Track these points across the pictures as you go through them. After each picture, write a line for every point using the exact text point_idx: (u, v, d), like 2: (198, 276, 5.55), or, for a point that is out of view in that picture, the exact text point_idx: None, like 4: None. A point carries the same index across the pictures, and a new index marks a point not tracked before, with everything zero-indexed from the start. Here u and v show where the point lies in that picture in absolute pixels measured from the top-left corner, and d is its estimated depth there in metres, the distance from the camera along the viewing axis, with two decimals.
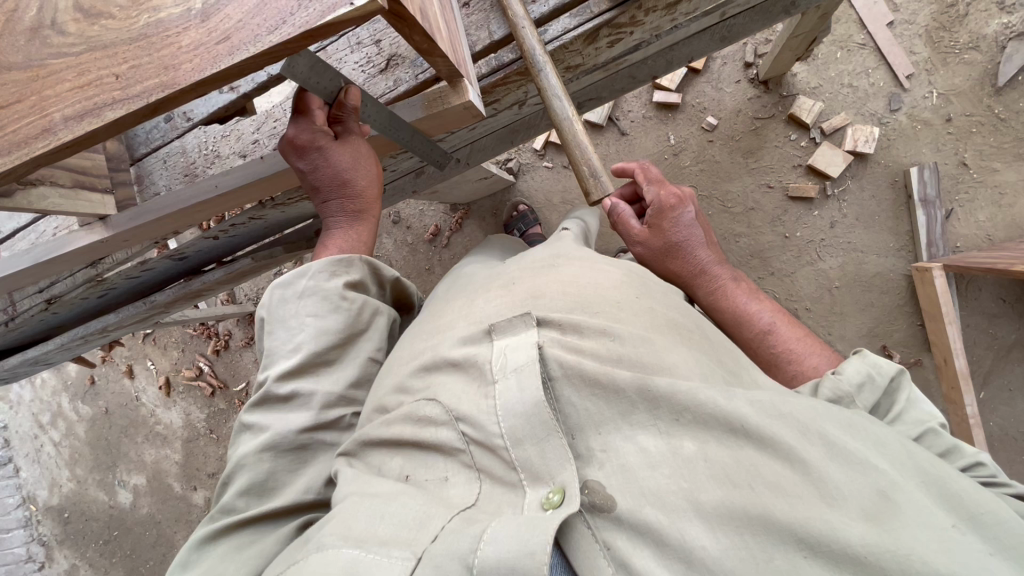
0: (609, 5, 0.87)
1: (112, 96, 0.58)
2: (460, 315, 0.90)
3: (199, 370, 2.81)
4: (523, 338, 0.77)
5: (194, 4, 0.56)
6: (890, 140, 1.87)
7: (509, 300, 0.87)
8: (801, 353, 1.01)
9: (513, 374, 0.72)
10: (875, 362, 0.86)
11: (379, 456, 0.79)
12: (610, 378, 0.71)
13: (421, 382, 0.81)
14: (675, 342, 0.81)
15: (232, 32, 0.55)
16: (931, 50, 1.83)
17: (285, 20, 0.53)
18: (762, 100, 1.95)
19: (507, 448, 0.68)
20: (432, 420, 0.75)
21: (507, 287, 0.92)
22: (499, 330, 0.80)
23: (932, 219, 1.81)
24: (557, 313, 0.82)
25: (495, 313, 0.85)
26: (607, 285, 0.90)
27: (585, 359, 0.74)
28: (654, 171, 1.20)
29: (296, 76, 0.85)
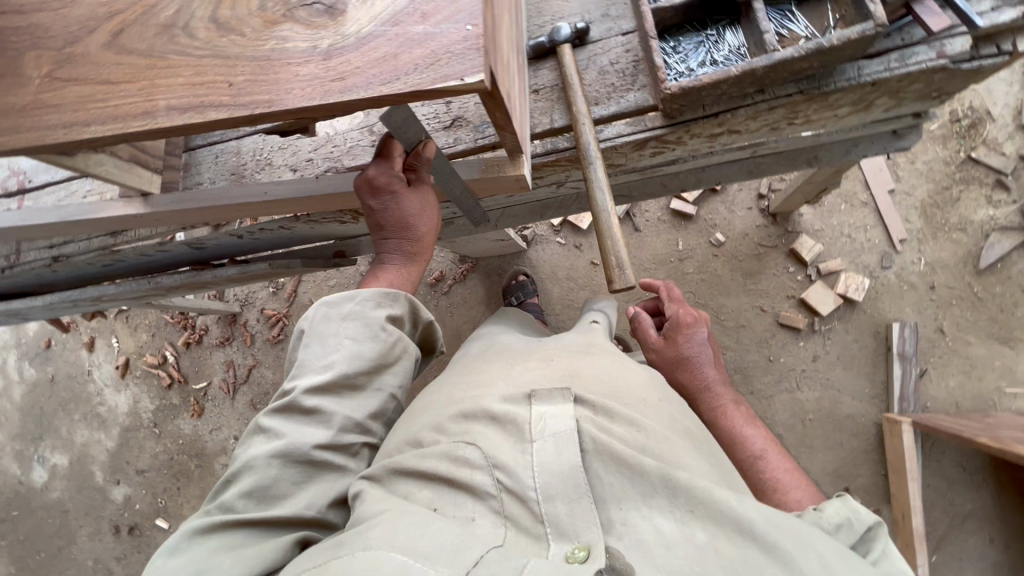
0: (662, 123, 0.96)
1: (222, 102, 0.64)
2: (493, 379, 0.93)
3: (163, 359, 2.71)
4: (562, 411, 0.81)
5: (320, 43, 0.62)
6: (878, 293, 1.99)
7: (547, 372, 0.92)
8: (788, 485, 1.02)
9: (551, 437, 0.77)
10: (855, 509, 0.86)
11: (407, 484, 0.79)
12: (639, 464, 0.74)
13: (460, 428, 0.84)
14: (690, 446, 0.84)
15: (348, 74, 0.60)
16: (925, 223, 2.00)
17: (399, 77, 0.59)
18: (769, 230, 2.09)
19: (539, 501, 0.71)
20: (469, 462, 0.77)
21: (546, 361, 0.96)
22: (538, 397, 0.83)
23: (907, 374, 1.91)
24: (592, 394, 0.86)
25: (535, 380, 0.89)
26: (635, 382, 0.94)
27: (616, 440, 0.76)
28: (678, 292, 1.35)
29: (389, 123, 0.93)
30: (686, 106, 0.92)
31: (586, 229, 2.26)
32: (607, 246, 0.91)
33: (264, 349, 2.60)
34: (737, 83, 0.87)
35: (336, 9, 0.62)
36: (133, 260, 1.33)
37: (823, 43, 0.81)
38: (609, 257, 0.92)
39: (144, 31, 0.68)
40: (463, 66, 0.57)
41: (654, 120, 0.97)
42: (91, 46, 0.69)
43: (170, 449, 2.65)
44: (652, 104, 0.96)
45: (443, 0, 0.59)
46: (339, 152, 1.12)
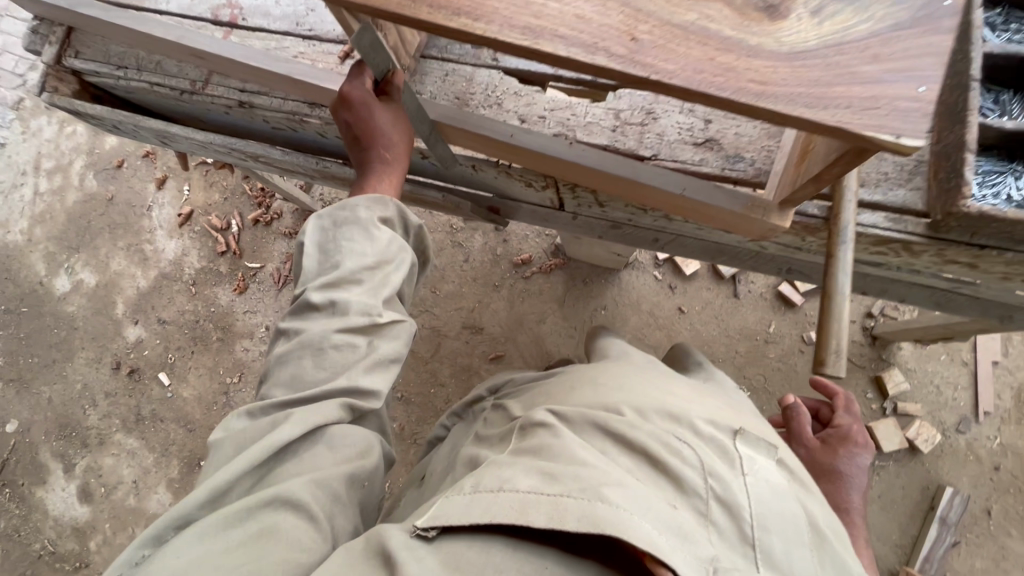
0: (921, 233, 0.93)
1: (617, 51, 0.60)
2: (687, 394, 0.91)
3: (228, 225, 2.67)
4: (767, 459, 0.81)
5: (746, 38, 0.58)
6: (943, 452, 1.98)
7: (735, 413, 0.91)
8: None
9: (766, 479, 0.77)
10: None
11: (600, 441, 0.80)
12: (834, 545, 0.77)
13: (665, 422, 0.82)
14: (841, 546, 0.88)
15: (770, 81, 0.57)
16: (1014, 405, 1.98)
17: (828, 105, 0.55)
18: (863, 349, 2.07)
19: (753, 525, 0.72)
20: (682, 457, 0.77)
21: (727, 402, 0.96)
22: (744, 436, 0.82)
23: (940, 538, 1.90)
24: (787, 454, 0.87)
25: (731, 416, 0.88)
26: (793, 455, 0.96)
27: (815, 510, 0.79)
28: (854, 409, 1.33)
29: (360, 47, 0.91)
30: (960, 227, 0.89)
31: (686, 275, 2.24)
32: (829, 329, 0.87)
33: None
34: None
35: (778, 11, 0.59)
36: (308, 134, 1.30)
37: None
38: (827, 340, 0.87)
39: None
40: (901, 124, 0.54)
41: (915, 227, 0.94)
42: None
43: (198, 312, 2.61)
44: (921, 209, 0.93)
45: (903, 50, 0.56)
46: (575, 122, 1.07)
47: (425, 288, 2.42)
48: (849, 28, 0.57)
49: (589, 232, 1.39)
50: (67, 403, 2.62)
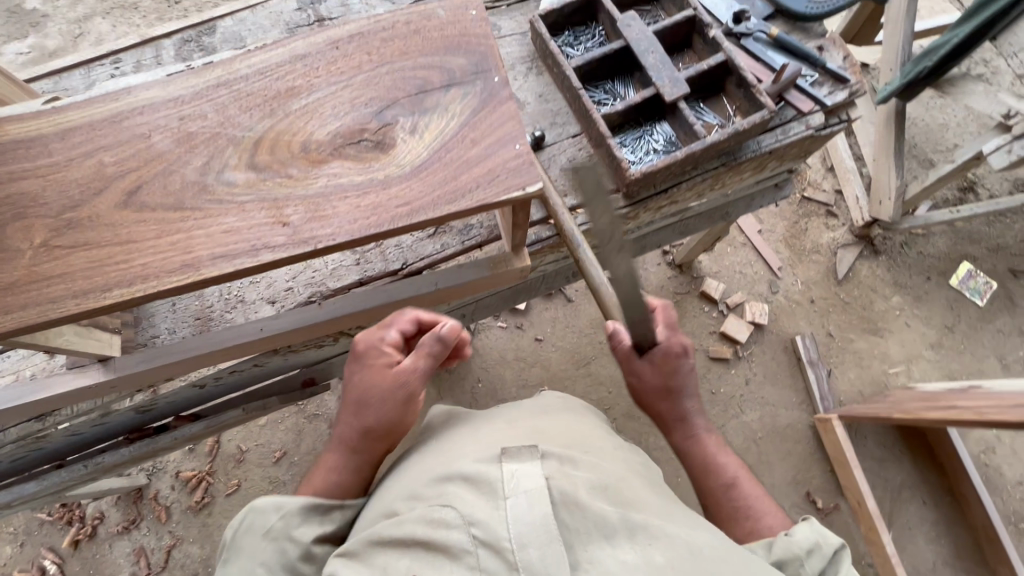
0: (624, 203, 1.11)
1: (276, 242, 0.63)
2: (463, 445, 0.88)
3: (42, 571, 2.11)
4: (533, 469, 0.76)
5: (376, 174, 0.66)
6: (777, 314, 2.35)
7: (513, 434, 0.90)
8: (761, 512, 1.02)
9: (524, 495, 0.72)
10: (820, 530, 0.87)
11: (385, 558, 0.71)
12: (598, 508, 0.73)
13: (435, 489, 0.77)
14: (648, 491, 0.85)
15: (413, 199, 0.64)
16: (790, 251, 2.44)
17: (465, 192, 0.65)
18: (678, 279, 2.39)
19: (514, 550, 0.67)
20: (444, 521, 0.71)
21: (510, 422, 0.95)
22: (509, 454, 0.78)
23: (819, 376, 2.22)
24: (556, 447, 0.84)
25: (500, 441, 0.86)
26: (590, 435, 0.95)
27: (581, 488, 0.75)
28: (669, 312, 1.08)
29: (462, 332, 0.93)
30: (643, 187, 1.10)
31: (524, 309, 2.37)
32: (612, 315, 0.98)
33: (186, 520, 2.17)
34: (685, 161, 1.06)
35: (386, 143, 0.67)
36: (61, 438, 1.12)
37: (740, 128, 1.04)
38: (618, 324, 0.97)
39: (168, 184, 0.66)
40: (520, 178, 0.65)
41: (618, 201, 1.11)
42: (100, 206, 0.65)
43: None
44: (613, 188, 1.11)
45: (489, 126, 0.67)
46: (323, 278, 1.06)
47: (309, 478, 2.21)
48: (444, 130, 0.67)
49: None
50: None
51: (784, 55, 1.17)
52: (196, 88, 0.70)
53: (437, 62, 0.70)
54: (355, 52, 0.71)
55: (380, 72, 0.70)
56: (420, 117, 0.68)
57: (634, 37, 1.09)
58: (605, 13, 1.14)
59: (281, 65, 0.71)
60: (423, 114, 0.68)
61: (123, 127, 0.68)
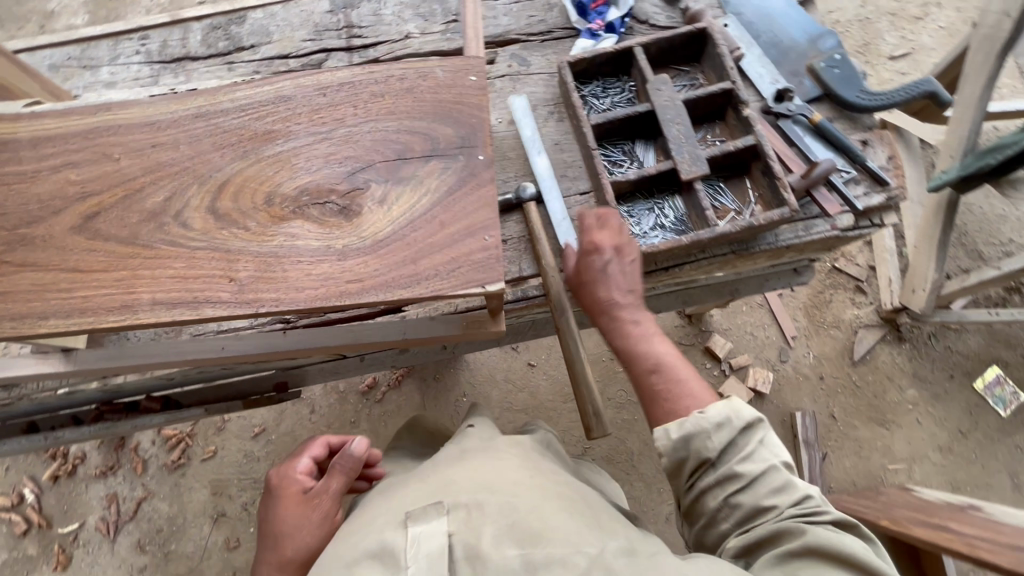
0: None
1: (219, 297, 0.61)
2: (368, 518, 0.77)
3: (20, 498, 2.20)
4: (438, 530, 0.68)
5: (334, 243, 0.62)
6: (780, 385, 2.25)
7: (418, 491, 0.79)
8: (683, 394, 0.90)
9: (423, 562, 0.65)
10: (736, 406, 0.84)
11: None
12: (501, 556, 0.65)
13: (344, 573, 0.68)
14: (561, 507, 0.75)
15: (367, 276, 0.61)
16: (808, 321, 2.33)
17: (421, 278, 0.61)
18: (685, 329, 2.31)
19: None
20: None
21: (420, 477, 0.84)
22: (411, 516, 0.70)
23: (813, 458, 2.12)
24: (461, 492, 0.75)
25: (406, 503, 0.76)
26: (505, 465, 0.83)
27: (485, 538, 0.67)
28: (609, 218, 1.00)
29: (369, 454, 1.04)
30: (643, 263, 1.04)
31: None
32: (585, 396, 0.98)
33: (160, 476, 2.23)
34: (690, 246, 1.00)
35: (352, 210, 0.64)
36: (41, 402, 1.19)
37: (754, 222, 0.97)
38: (587, 405, 0.97)
39: (126, 216, 0.64)
40: (481, 274, 0.61)
41: None
42: (55, 227, 0.63)
43: None
44: None
45: (461, 210, 0.63)
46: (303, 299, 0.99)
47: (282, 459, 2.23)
48: (414, 205, 0.63)
49: (381, 366, 1.34)
50: None
51: (823, 145, 1.08)
52: (175, 116, 0.68)
53: (422, 128, 0.66)
54: (342, 103, 0.68)
55: (363, 130, 0.67)
56: (393, 186, 0.64)
57: (662, 103, 1.04)
58: (638, 70, 1.08)
59: (264, 105, 0.68)
60: (396, 184, 0.64)
61: (95, 146, 0.67)
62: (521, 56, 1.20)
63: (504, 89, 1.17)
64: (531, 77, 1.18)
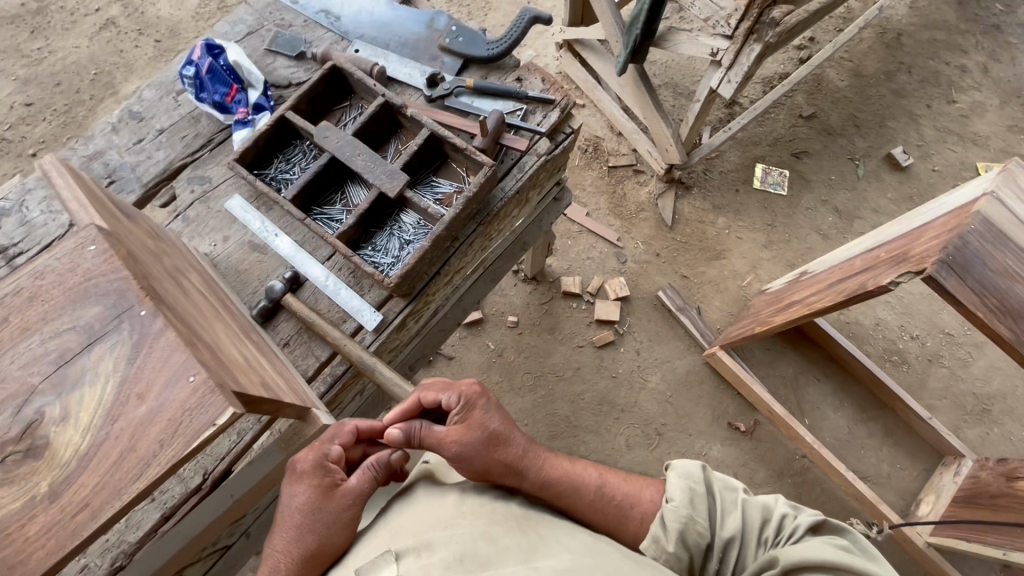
0: (404, 302, 1.08)
1: None
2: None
3: None
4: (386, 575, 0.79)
5: (38, 491, 0.56)
6: (635, 280, 2.48)
7: (372, 547, 0.87)
8: (635, 492, 1.07)
9: None
10: (689, 473, 1.02)
11: None
12: None
13: None
14: (507, 532, 0.87)
15: (91, 497, 0.56)
16: (621, 220, 2.58)
17: (149, 460, 0.57)
18: (539, 290, 2.44)
19: None
20: None
21: (376, 533, 0.90)
22: (363, 572, 0.80)
23: (692, 317, 2.37)
24: (412, 539, 0.85)
25: (359, 559, 0.85)
26: (451, 505, 0.92)
27: (435, 572, 0.78)
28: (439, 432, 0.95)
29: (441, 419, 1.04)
30: (413, 281, 1.08)
31: None
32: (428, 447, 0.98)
33: None
34: (437, 243, 1.06)
35: (37, 448, 0.57)
36: None
37: (469, 193, 1.04)
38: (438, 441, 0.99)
39: None
40: (205, 415, 0.58)
41: (398, 305, 1.08)
42: None
43: None
44: (386, 294, 1.07)
45: (150, 374, 0.60)
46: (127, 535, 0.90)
47: None
48: (100, 400, 0.59)
49: None
50: None
51: (489, 99, 1.20)
52: None
53: (69, 323, 0.62)
54: None
55: (5, 364, 0.60)
56: (68, 396, 0.59)
57: (336, 146, 1.07)
58: (301, 130, 1.11)
59: None
60: (71, 392, 0.59)
61: None
62: (198, 175, 1.16)
63: (200, 216, 1.13)
64: (218, 191, 1.14)
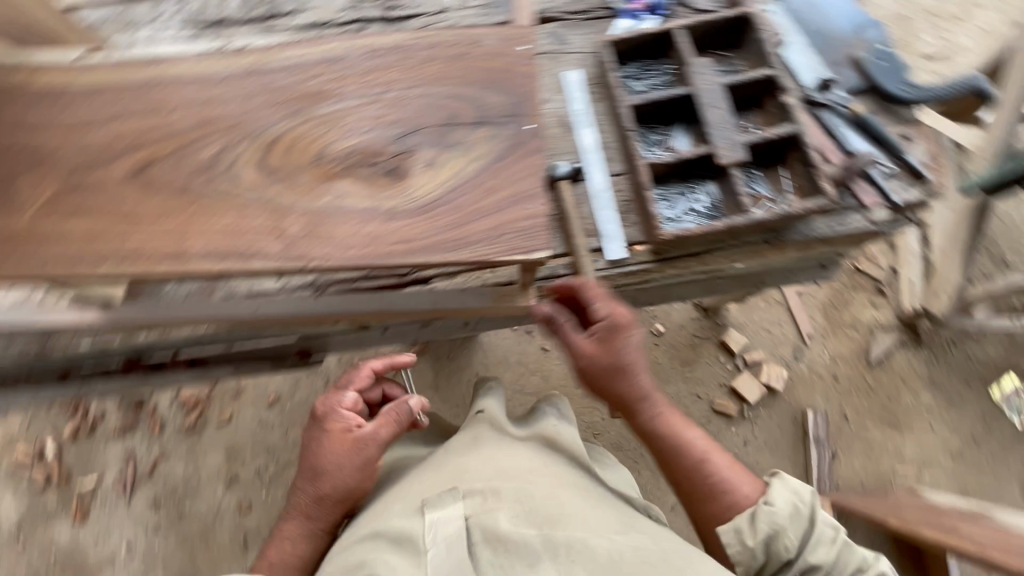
0: (649, 258, 1.06)
1: (271, 251, 0.62)
2: (390, 503, 0.94)
3: None
4: (451, 512, 0.86)
5: (381, 204, 0.63)
6: (794, 382, 2.24)
7: (436, 478, 0.94)
8: (738, 480, 1.01)
9: (441, 542, 0.83)
10: (797, 490, 0.98)
11: None
12: (511, 531, 0.84)
13: (369, 545, 0.86)
14: (577, 492, 0.92)
15: (412, 236, 0.62)
16: (826, 321, 2.31)
17: (468, 243, 0.62)
18: (702, 322, 2.30)
19: None
20: None
21: (434, 467, 0.98)
22: (428, 504, 0.87)
23: (821, 457, 2.13)
24: (478, 480, 0.91)
25: (425, 488, 0.92)
26: (520, 456, 0.96)
27: (502, 518, 0.85)
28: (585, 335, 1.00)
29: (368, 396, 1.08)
30: (672, 246, 1.04)
31: None
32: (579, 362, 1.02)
33: None
34: (719, 232, 1.00)
35: (399, 172, 0.64)
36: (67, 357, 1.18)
37: (790, 210, 0.97)
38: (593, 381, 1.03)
39: (180, 167, 0.66)
40: (528, 242, 0.61)
41: (642, 256, 1.06)
42: (106, 176, 0.66)
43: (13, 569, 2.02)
44: (641, 240, 1.05)
45: (507, 179, 0.64)
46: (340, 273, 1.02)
47: None
48: (461, 170, 0.64)
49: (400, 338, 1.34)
50: None
51: (861, 137, 1.07)
52: (227, 72, 0.69)
53: (474, 95, 0.67)
54: (390, 66, 0.68)
55: (412, 93, 0.67)
56: (442, 150, 0.65)
57: (702, 87, 1.04)
58: (679, 53, 1.08)
59: (316, 64, 0.69)
60: (446, 148, 0.65)
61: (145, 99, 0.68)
62: (560, 35, 1.18)
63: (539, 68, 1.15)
64: (570, 54, 1.15)
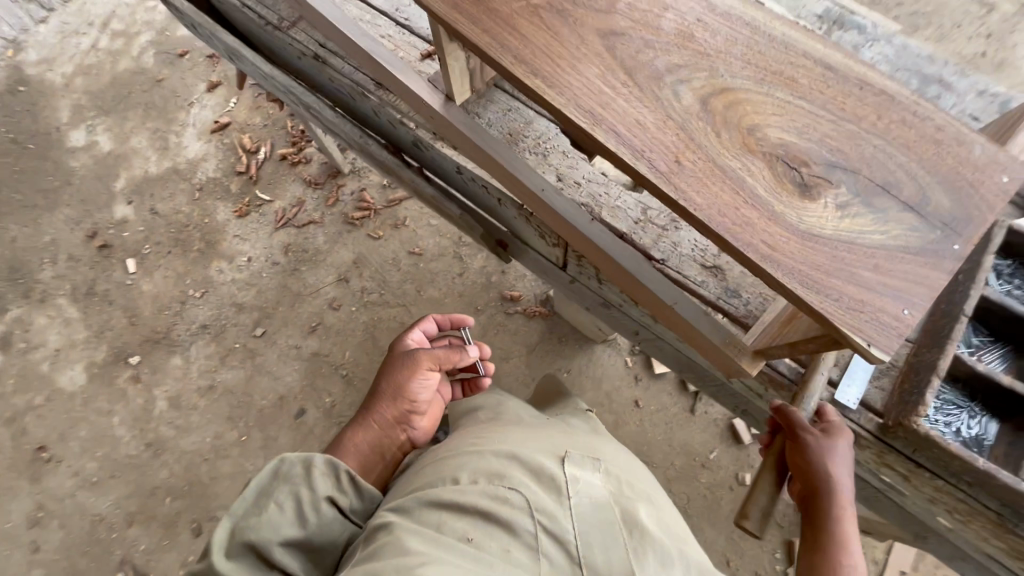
0: (870, 429, 0.96)
1: (661, 167, 0.65)
2: (512, 432, 0.93)
3: (257, 151, 2.69)
4: (591, 476, 0.85)
5: (772, 203, 0.64)
6: None
7: (569, 439, 0.95)
8: None
9: (582, 499, 0.81)
10: None
11: (441, 515, 0.76)
12: (637, 517, 0.82)
13: (500, 461, 0.84)
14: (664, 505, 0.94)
15: (778, 245, 0.62)
16: None
17: (822, 291, 0.60)
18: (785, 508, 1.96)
19: (539, 531, 0.76)
20: (509, 499, 0.78)
21: (566, 430, 0.99)
22: (570, 458, 0.87)
23: None
24: (606, 460, 0.91)
25: (563, 443, 0.91)
26: (626, 456, 1.00)
27: (625, 499, 0.85)
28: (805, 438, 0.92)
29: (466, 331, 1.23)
30: (905, 438, 0.92)
31: (655, 374, 2.20)
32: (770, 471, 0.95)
33: (336, 219, 2.54)
34: (965, 466, 0.87)
35: (809, 192, 0.64)
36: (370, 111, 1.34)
37: None
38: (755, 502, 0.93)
39: (638, 52, 0.70)
40: (877, 333, 0.58)
41: (865, 421, 0.96)
42: (580, 20, 0.72)
43: (191, 217, 2.60)
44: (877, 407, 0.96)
45: (896, 268, 0.61)
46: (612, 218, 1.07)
47: (411, 284, 2.40)
48: (862, 231, 0.62)
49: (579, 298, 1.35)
50: (28, 249, 2.57)
51: None
52: (728, 11, 0.72)
53: (924, 180, 0.63)
54: (867, 104, 0.67)
55: (868, 138, 0.65)
56: (858, 202, 0.63)
57: None
58: None
59: (803, 58, 0.69)
60: (863, 203, 0.63)
61: None
62: None
63: None
64: None
